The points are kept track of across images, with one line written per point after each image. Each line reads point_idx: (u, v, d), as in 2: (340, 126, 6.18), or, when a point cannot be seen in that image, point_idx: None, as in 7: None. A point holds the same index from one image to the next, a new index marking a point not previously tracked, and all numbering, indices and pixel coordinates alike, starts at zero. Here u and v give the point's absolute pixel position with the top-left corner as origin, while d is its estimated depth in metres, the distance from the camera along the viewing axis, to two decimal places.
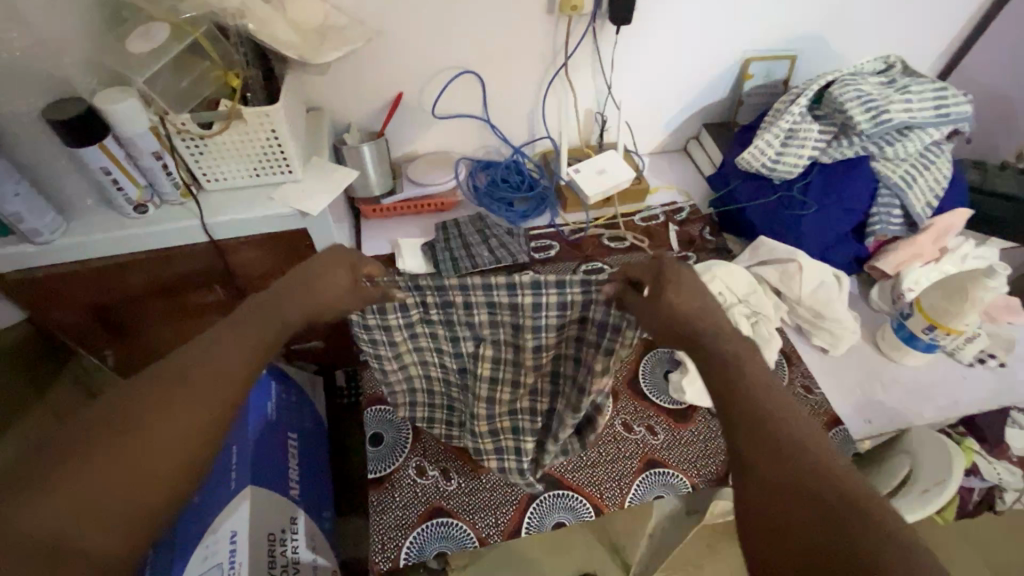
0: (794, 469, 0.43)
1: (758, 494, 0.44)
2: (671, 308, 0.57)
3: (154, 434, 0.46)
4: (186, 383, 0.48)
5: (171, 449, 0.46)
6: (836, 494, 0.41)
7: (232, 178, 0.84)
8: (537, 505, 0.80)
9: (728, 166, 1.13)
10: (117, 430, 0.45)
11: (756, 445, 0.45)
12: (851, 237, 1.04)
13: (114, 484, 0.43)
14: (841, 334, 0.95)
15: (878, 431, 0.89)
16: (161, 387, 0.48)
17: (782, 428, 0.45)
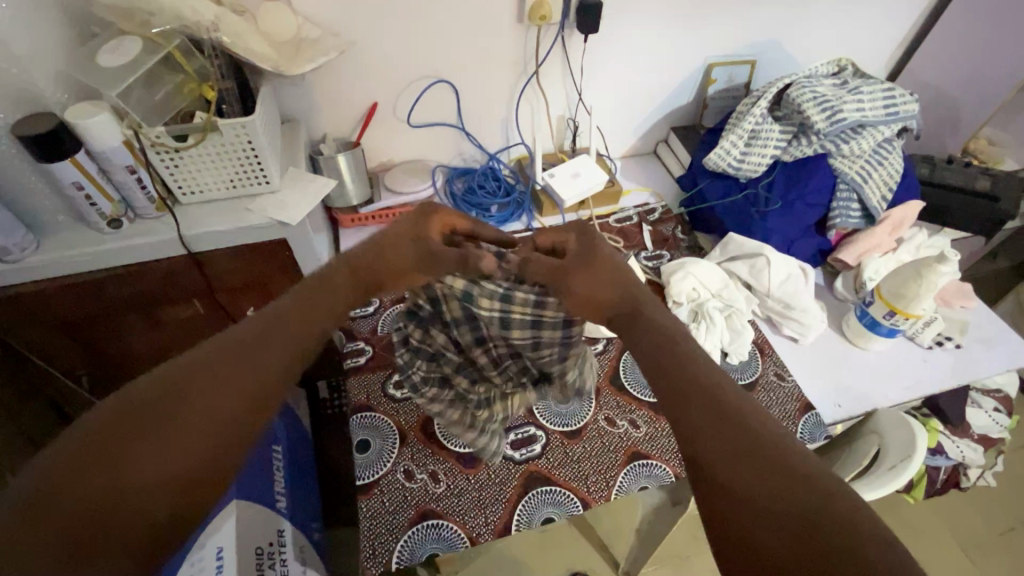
0: (755, 464, 0.41)
1: (727, 492, 0.40)
2: (605, 286, 0.61)
3: (193, 414, 0.44)
4: (229, 365, 0.47)
5: (209, 431, 0.43)
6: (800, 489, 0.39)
7: (209, 191, 0.84)
8: (527, 500, 0.81)
9: (696, 167, 1.17)
10: (157, 413, 0.43)
11: (718, 443, 0.42)
12: (815, 231, 1.09)
13: (152, 471, 0.40)
14: (809, 324, 0.99)
15: (848, 414, 0.93)
16: (201, 369, 0.46)
17: (738, 425, 0.43)
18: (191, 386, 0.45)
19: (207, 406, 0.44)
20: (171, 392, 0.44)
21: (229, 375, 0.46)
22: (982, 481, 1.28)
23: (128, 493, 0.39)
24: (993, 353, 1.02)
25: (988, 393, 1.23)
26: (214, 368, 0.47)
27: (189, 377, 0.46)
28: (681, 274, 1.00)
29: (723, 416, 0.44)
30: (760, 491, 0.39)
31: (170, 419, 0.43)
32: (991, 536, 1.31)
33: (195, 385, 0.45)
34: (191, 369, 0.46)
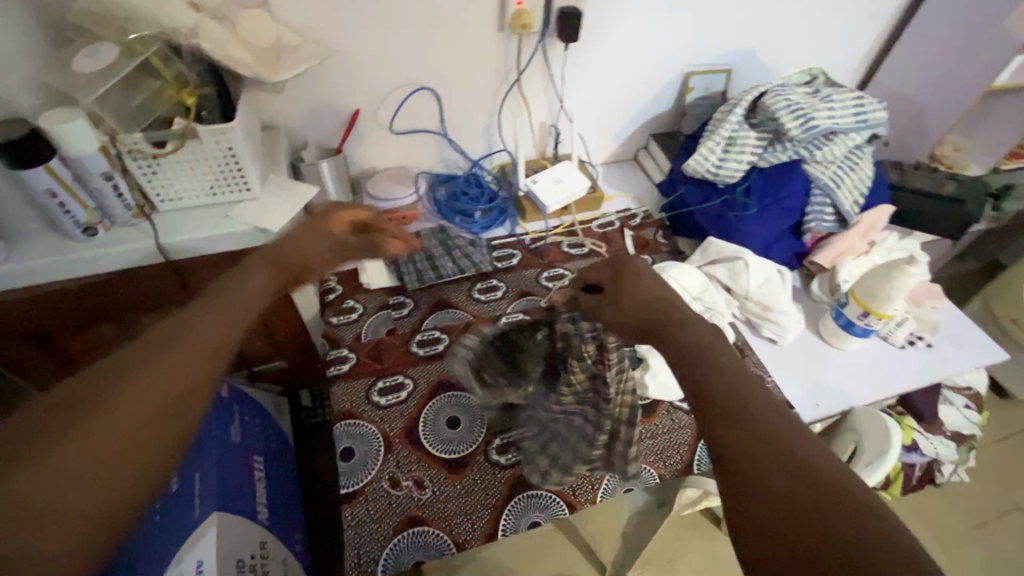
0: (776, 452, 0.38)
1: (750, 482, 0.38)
2: (636, 311, 0.60)
3: (116, 411, 0.40)
4: (155, 358, 0.44)
5: (131, 431, 0.40)
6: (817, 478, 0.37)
7: (188, 198, 0.83)
8: (513, 504, 0.81)
9: (676, 173, 1.20)
10: (76, 415, 0.40)
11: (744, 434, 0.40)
12: (791, 235, 1.12)
13: (67, 477, 0.37)
14: (787, 325, 1.01)
15: (825, 413, 0.95)
16: (121, 368, 0.43)
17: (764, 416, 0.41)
18: (111, 384, 0.42)
19: (132, 402, 0.41)
20: (96, 391, 0.41)
21: (151, 369, 0.43)
22: (955, 476, 1.32)
23: (42, 504, 0.36)
24: (962, 351, 1.05)
25: (959, 390, 1.27)
26: (136, 365, 0.43)
27: (108, 379, 0.42)
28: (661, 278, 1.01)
29: (741, 394, 0.43)
30: (762, 461, 0.38)
31: (91, 419, 0.40)
32: (965, 530, 1.35)
33: (113, 385, 0.42)
34: (115, 367, 0.43)
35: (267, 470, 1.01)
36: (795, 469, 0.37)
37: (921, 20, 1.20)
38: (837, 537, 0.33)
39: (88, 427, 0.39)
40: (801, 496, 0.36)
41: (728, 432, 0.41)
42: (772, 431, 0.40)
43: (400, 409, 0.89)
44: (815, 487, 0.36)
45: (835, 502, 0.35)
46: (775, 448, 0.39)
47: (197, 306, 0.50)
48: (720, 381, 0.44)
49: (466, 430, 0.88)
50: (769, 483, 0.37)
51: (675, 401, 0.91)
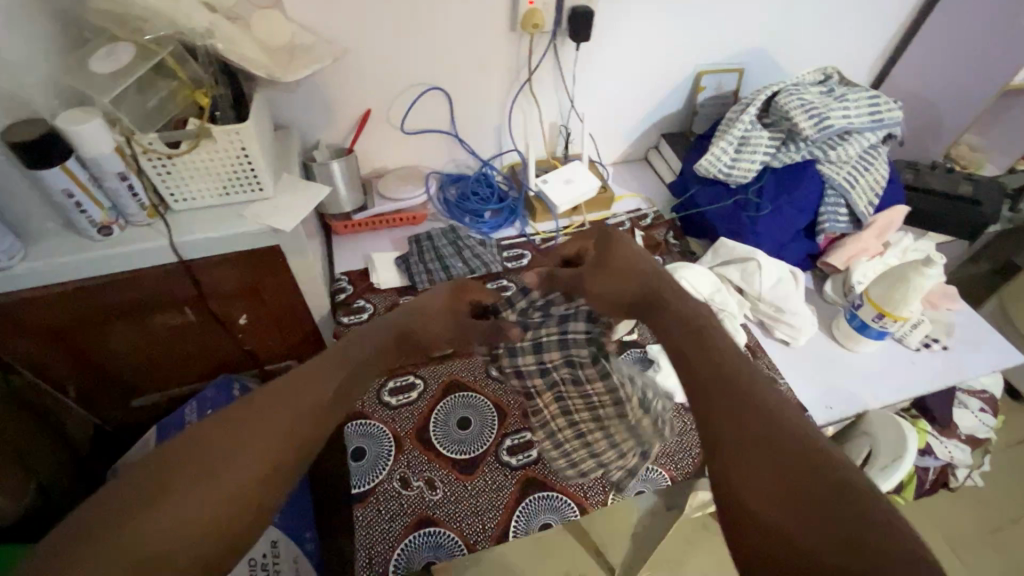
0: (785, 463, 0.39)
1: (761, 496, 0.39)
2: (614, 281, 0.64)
3: (231, 465, 0.42)
4: (266, 414, 0.46)
5: (241, 484, 0.42)
6: (828, 485, 0.38)
7: (201, 197, 0.83)
8: (524, 505, 0.81)
9: (687, 173, 1.19)
10: (195, 467, 0.42)
11: (745, 448, 0.41)
12: (804, 236, 1.11)
13: (184, 525, 0.39)
14: (800, 327, 1.01)
15: (838, 416, 0.94)
16: (237, 423, 0.45)
17: (769, 424, 0.42)
18: (227, 440, 0.43)
19: (245, 456, 0.43)
20: (205, 447, 0.43)
21: (259, 427, 0.45)
22: (969, 480, 1.30)
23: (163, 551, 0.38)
24: (979, 354, 1.04)
25: (974, 393, 1.26)
26: (248, 422, 0.45)
27: (223, 435, 0.44)
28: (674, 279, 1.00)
29: (744, 404, 0.43)
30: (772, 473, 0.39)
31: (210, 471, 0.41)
32: (981, 535, 1.33)
33: (228, 442, 0.43)
34: (229, 422, 0.45)
35: None
36: (785, 465, 0.39)
37: (938, 18, 1.18)
38: (820, 537, 0.36)
39: (206, 481, 0.41)
40: (785, 492, 0.38)
41: (721, 434, 0.43)
42: (764, 428, 0.41)
43: (411, 409, 0.89)
44: (803, 486, 0.38)
45: (823, 500, 0.37)
46: (767, 447, 0.40)
47: (311, 365, 0.52)
48: (721, 394, 0.45)
49: (476, 431, 0.88)
50: (760, 488, 0.39)
51: (687, 402, 0.91)
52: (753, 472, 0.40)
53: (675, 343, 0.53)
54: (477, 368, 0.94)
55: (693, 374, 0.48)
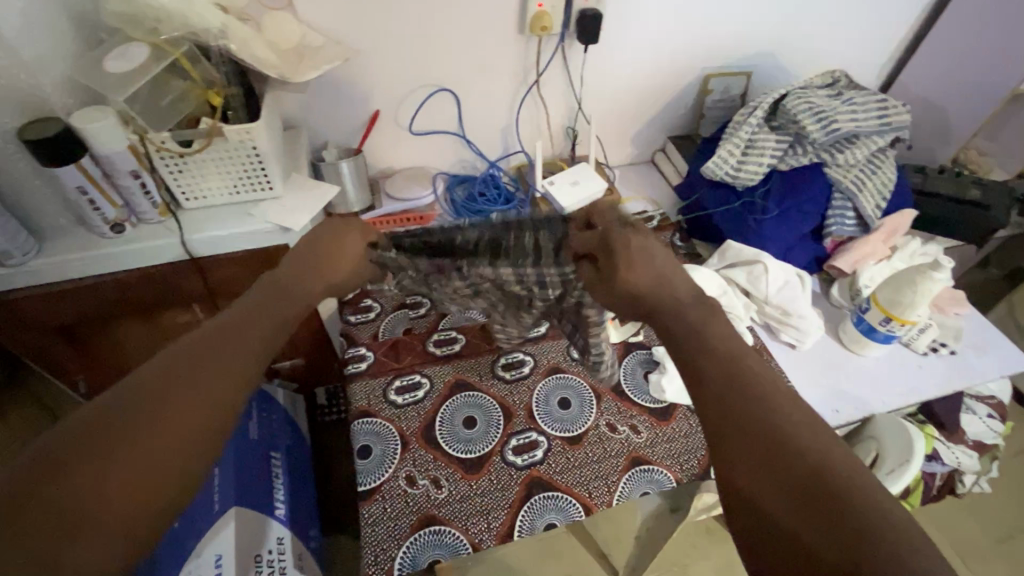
0: (781, 445, 0.41)
1: (754, 478, 0.41)
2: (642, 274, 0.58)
3: (148, 428, 0.42)
4: (189, 377, 0.46)
5: (185, 438, 0.43)
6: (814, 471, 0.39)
7: (212, 196, 0.84)
8: (529, 505, 0.81)
9: (693, 175, 1.19)
10: (107, 431, 0.41)
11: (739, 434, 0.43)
12: (810, 239, 1.11)
13: (123, 485, 0.40)
14: (806, 330, 1.01)
15: (845, 420, 0.94)
16: (150, 393, 0.44)
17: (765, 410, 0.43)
18: (147, 400, 0.43)
19: (163, 421, 0.43)
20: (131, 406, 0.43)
21: (193, 383, 0.46)
22: (976, 486, 1.29)
23: (92, 514, 0.38)
24: (987, 360, 1.03)
25: (981, 399, 1.25)
26: (168, 384, 0.45)
27: (131, 404, 0.43)
28: None
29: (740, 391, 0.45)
30: (769, 455, 0.41)
31: (129, 435, 0.41)
32: (988, 542, 1.32)
33: (145, 407, 0.43)
34: (143, 385, 0.44)
35: (283, 466, 1.01)
36: (788, 455, 0.40)
37: (945, 24, 1.18)
38: (817, 523, 0.37)
39: (136, 446, 0.41)
40: (781, 477, 0.40)
41: (720, 434, 0.44)
42: (758, 422, 0.43)
43: (417, 408, 0.89)
44: (804, 476, 0.39)
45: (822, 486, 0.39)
46: (767, 439, 0.42)
47: (229, 316, 0.52)
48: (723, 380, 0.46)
49: (482, 430, 0.88)
50: (756, 473, 0.41)
51: (692, 404, 0.91)
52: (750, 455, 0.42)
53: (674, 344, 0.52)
54: (378, 392, 0.91)
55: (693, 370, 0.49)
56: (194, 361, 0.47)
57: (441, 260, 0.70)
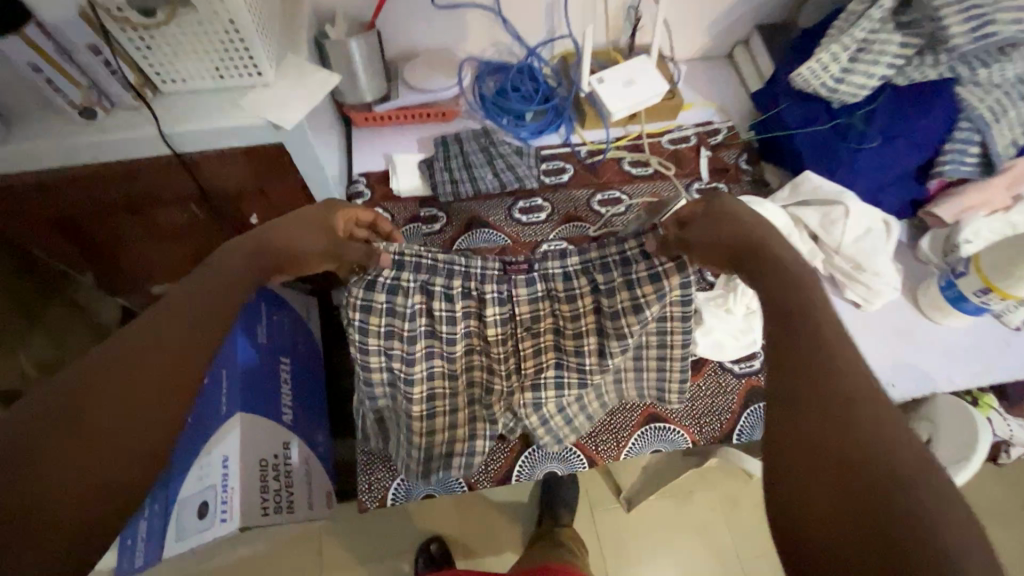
0: (839, 418, 0.37)
1: (801, 443, 0.37)
2: (731, 230, 0.53)
3: (90, 428, 0.35)
4: (139, 355, 0.39)
5: (173, 394, 0.39)
6: (881, 453, 0.34)
7: (191, 79, 0.71)
8: (530, 451, 0.77)
9: (778, 82, 0.96)
10: (79, 398, 0.36)
11: (802, 396, 0.39)
12: (911, 177, 0.91)
13: (99, 454, 0.35)
14: (879, 289, 0.86)
15: (900, 395, 0.83)
16: (73, 392, 0.36)
17: (844, 381, 0.39)
18: (86, 387, 0.36)
19: (110, 407, 0.36)
20: (100, 367, 0.38)
21: (169, 339, 0.41)
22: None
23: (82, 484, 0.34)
24: None
25: None
26: (103, 375, 0.37)
27: (104, 363, 0.38)
28: None
29: (820, 356, 0.41)
30: (837, 429, 0.36)
31: (80, 423, 0.35)
32: None
33: (86, 396, 0.36)
34: (83, 371, 0.37)
35: (289, 373, 0.99)
36: (857, 436, 0.36)
37: None
38: (874, 528, 0.32)
39: (101, 411, 0.36)
40: (834, 445, 0.36)
41: (793, 396, 0.40)
42: (836, 393, 0.38)
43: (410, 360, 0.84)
44: (864, 467, 0.34)
45: (892, 487, 0.33)
46: (833, 405, 0.38)
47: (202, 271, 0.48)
48: (803, 346, 0.42)
49: None
50: (811, 440, 0.37)
51: (724, 360, 0.82)
52: (813, 411, 0.38)
53: (770, 318, 0.47)
54: None
55: (785, 333, 0.44)
56: (168, 319, 0.42)
57: (513, 266, 0.63)
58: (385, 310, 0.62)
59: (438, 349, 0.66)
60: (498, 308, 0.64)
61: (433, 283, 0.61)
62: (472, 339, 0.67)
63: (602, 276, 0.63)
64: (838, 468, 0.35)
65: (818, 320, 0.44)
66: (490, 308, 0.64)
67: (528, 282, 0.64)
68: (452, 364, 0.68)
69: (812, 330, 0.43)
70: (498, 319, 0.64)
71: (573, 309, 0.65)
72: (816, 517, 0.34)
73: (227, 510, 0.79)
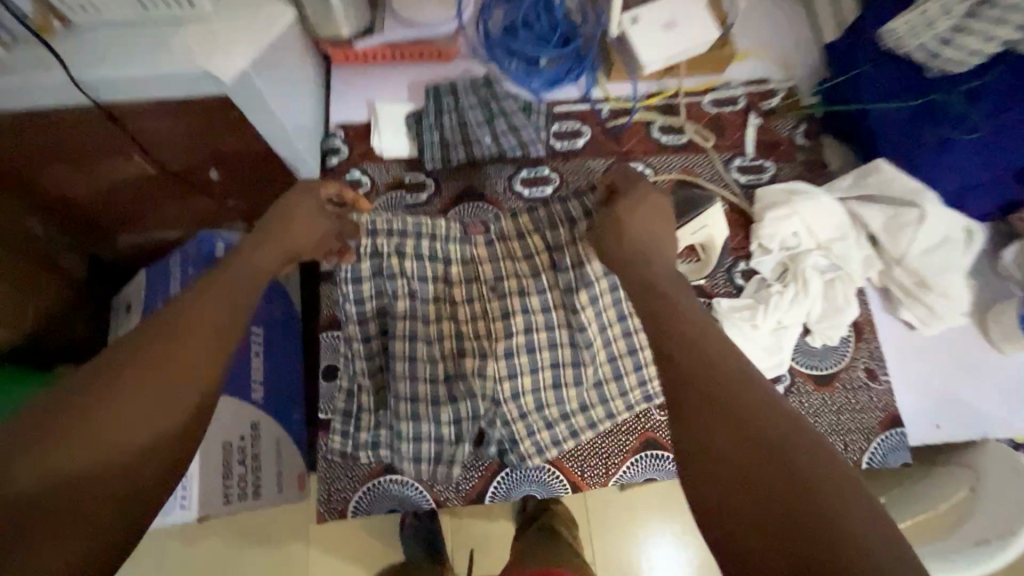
0: (728, 414, 0.36)
1: (699, 450, 0.35)
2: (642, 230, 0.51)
3: (108, 418, 0.36)
4: (149, 353, 0.39)
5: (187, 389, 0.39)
6: (769, 448, 0.33)
7: (106, 10, 0.57)
8: (508, 472, 0.69)
9: (861, 37, 0.76)
10: (99, 392, 0.36)
11: (692, 394, 0.38)
12: (1012, 177, 0.71)
13: (113, 445, 0.35)
14: (943, 312, 0.71)
15: (943, 439, 0.71)
16: (92, 390, 0.36)
17: (728, 374, 0.38)
18: (106, 383, 0.37)
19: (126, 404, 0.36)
20: (113, 367, 0.38)
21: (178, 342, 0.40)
22: None
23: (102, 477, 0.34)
24: None
25: None
26: (118, 372, 0.37)
27: (123, 361, 0.38)
28: (783, 212, 0.74)
29: (702, 351, 0.40)
30: (729, 429, 0.35)
31: (100, 417, 0.35)
32: None
33: (105, 388, 0.37)
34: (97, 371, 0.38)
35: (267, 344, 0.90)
36: (748, 433, 0.34)
37: None
38: (780, 529, 0.30)
39: (121, 406, 0.36)
40: (731, 449, 0.34)
41: (682, 399, 0.38)
42: (722, 390, 0.37)
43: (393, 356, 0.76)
44: (761, 465, 0.33)
45: (791, 481, 0.32)
46: (721, 403, 0.36)
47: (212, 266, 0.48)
48: (686, 341, 0.40)
49: None
50: (710, 445, 0.35)
51: None
52: (705, 413, 0.36)
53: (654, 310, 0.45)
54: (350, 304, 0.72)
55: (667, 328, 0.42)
56: (176, 322, 0.41)
57: (472, 228, 0.68)
58: (354, 282, 0.65)
59: (413, 327, 0.65)
60: (466, 271, 0.67)
61: (403, 251, 0.64)
62: (440, 313, 0.66)
63: (551, 234, 0.65)
64: (738, 473, 0.33)
65: (685, 301, 0.44)
66: (455, 266, 0.67)
67: (489, 243, 0.67)
68: (424, 345, 0.65)
69: (676, 309, 0.44)
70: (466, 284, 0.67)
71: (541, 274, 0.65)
72: (734, 536, 0.31)
73: (187, 498, 0.72)
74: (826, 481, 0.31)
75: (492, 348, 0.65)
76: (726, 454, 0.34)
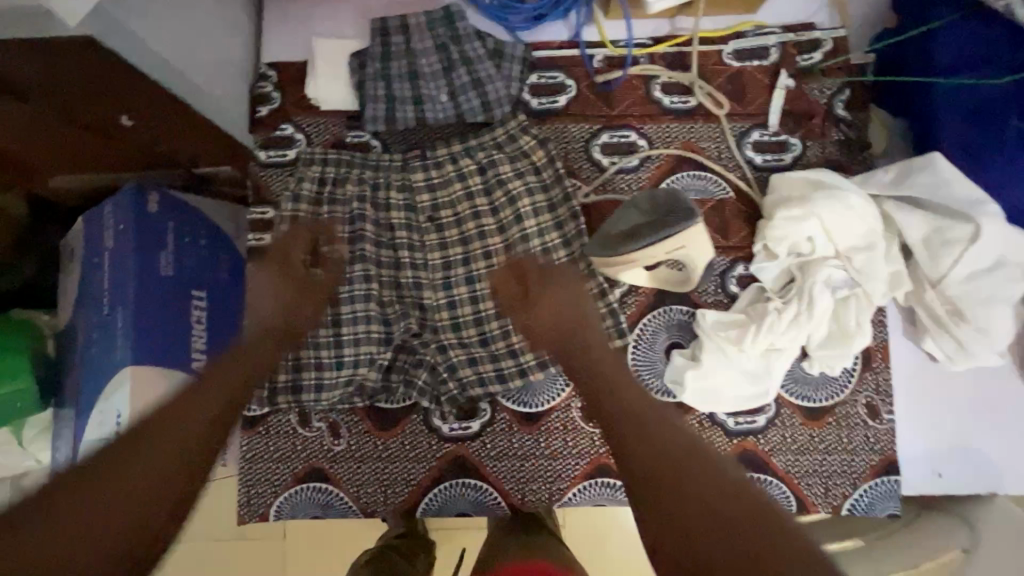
0: (675, 475, 0.42)
1: (657, 514, 0.41)
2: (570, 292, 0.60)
3: (127, 473, 0.42)
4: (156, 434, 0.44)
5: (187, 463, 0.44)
6: (723, 501, 0.39)
7: None
8: (444, 488, 0.63)
9: None
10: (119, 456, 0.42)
11: (642, 459, 0.44)
12: None
13: (126, 498, 0.41)
14: (979, 350, 0.58)
15: (945, 489, 0.62)
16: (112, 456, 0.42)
17: (672, 437, 0.44)
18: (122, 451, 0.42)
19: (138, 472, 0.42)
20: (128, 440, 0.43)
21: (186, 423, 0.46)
22: None
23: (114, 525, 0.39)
24: None
25: None
26: (128, 445, 0.43)
27: (136, 433, 0.44)
28: (800, 213, 0.59)
29: (646, 423, 0.46)
30: (681, 487, 0.41)
31: (119, 480, 0.41)
32: None
33: (126, 454, 0.42)
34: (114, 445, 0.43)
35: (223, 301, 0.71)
36: (694, 491, 0.40)
37: None
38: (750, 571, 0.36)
39: (132, 466, 0.42)
40: (685, 509, 0.40)
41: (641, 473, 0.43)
42: (665, 457, 0.43)
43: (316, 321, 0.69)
44: (720, 514, 0.39)
45: (751, 531, 0.38)
46: (669, 463, 0.42)
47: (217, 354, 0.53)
48: (621, 434, 0.46)
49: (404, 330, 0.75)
50: (672, 504, 0.41)
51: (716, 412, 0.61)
52: (664, 482, 0.42)
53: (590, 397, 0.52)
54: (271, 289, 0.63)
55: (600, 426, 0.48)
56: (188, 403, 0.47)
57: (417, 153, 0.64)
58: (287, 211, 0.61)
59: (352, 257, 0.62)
60: (407, 200, 0.63)
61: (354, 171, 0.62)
62: (382, 236, 0.63)
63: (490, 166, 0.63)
64: (698, 530, 0.39)
65: (617, 380, 0.51)
66: (395, 192, 0.63)
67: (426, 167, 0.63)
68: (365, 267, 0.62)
69: (615, 391, 0.50)
70: (407, 211, 0.63)
71: (479, 226, 0.63)
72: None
73: None
74: (773, 521, 0.38)
75: (431, 279, 0.63)
76: (675, 506, 0.40)
